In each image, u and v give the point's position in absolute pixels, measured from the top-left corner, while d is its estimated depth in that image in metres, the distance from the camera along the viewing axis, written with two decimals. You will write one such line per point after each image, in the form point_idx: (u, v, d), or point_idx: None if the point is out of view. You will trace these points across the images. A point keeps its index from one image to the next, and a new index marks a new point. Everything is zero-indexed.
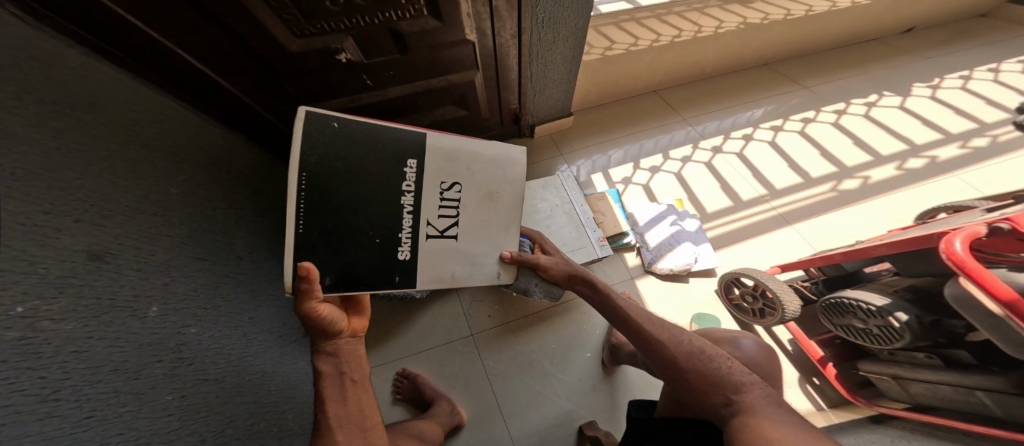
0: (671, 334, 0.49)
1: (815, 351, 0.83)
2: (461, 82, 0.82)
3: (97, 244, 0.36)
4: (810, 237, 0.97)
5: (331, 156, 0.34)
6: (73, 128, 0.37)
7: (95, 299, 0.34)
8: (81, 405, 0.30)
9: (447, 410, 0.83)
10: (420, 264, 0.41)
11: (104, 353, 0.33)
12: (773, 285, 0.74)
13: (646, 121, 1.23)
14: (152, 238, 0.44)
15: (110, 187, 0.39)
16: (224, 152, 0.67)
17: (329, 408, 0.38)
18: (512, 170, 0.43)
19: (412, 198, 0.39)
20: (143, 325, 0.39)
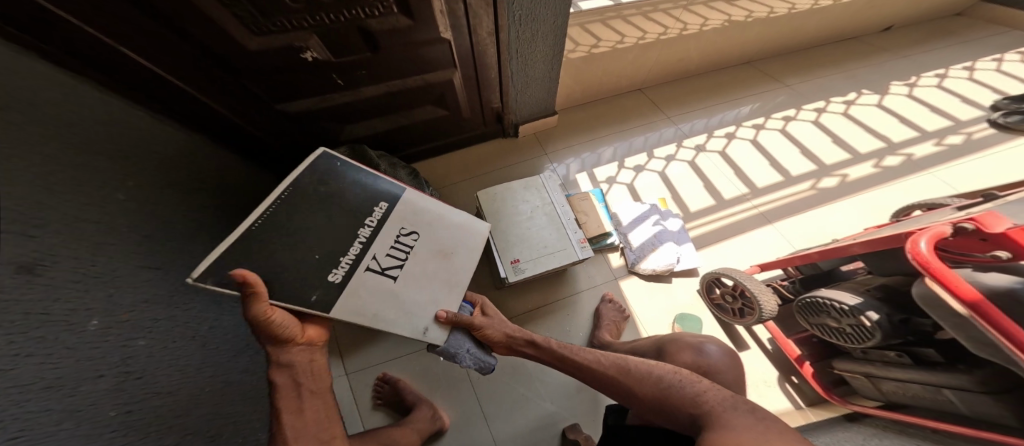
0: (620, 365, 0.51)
1: (793, 350, 0.85)
2: (439, 81, 0.80)
3: (29, 255, 0.34)
4: (790, 236, 0.98)
5: (320, 187, 0.45)
6: (8, 131, 0.35)
7: (24, 314, 0.32)
8: (5, 427, 0.28)
9: (427, 416, 0.82)
10: (348, 292, 0.39)
11: (33, 373, 0.32)
12: (751, 285, 0.75)
13: (631, 120, 1.22)
14: (89, 246, 0.42)
15: (43, 195, 0.37)
16: (183, 154, 0.64)
17: (284, 422, 0.36)
18: (472, 238, 0.53)
19: (369, 232, 0.45)
20: (79, 339, 0.37)
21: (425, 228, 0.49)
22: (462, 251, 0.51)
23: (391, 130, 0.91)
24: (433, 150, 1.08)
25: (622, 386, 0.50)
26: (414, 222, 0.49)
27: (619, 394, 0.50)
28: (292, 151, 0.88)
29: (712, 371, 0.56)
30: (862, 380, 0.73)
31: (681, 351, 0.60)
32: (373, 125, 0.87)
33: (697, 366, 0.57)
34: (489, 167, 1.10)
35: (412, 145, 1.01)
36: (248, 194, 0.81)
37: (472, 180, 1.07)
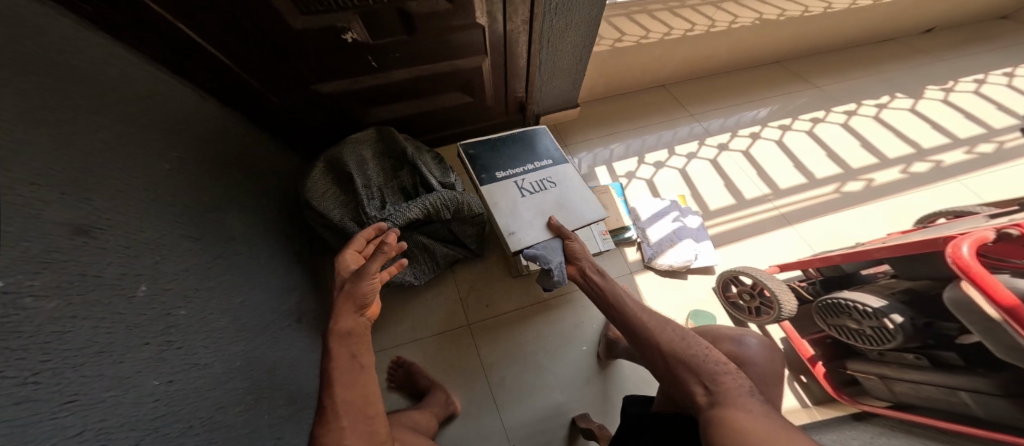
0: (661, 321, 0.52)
1: (806, 350, 0.85)
2: (467, 67, 0.80)
3: (82, 219, 0.36)
4: (809, 238, 0.98)
5: (526, 140, 0.88)
6: (52, 100, 0.36)
7: (80, 276, 0.34)
8: (62, 391, 0.29)
9: (441, 401, 0.83)
10: (502, 182, 0.78)
11: (87, 334, 0.33)
12: (771, 284, 0.76)
13: (653, 116, 1.22)
14: (136, 215, 0.43)
15: (88, 161, 0.38)
16: (218, 131, 0.65)
17: (335, 396, 0.36)
18: (587, 212, 0.75)
19: (530, 169, 0.81)
20: (129, 305, 0.38)
21: (561, 190, 0.78)
22: (575, 213, 0.74)
23: (415, 116, 0.91)
24: (454, 137, 1.08)
25: (649, 341, 0.50)
26: (560, 184, 0.79)
27: (641, 345, 0.51)
28: (320, 133, 0.89)
29: (750, 363, 0.57)
30: (873, 379, 0.73)
31: (719, 341, 0.62)
32: (398, 110, 0.87)
33: (731, 356, 0.58)
34: None
35: (434, 131, 1.01)
36: (277, 173, 0.83)
37: None
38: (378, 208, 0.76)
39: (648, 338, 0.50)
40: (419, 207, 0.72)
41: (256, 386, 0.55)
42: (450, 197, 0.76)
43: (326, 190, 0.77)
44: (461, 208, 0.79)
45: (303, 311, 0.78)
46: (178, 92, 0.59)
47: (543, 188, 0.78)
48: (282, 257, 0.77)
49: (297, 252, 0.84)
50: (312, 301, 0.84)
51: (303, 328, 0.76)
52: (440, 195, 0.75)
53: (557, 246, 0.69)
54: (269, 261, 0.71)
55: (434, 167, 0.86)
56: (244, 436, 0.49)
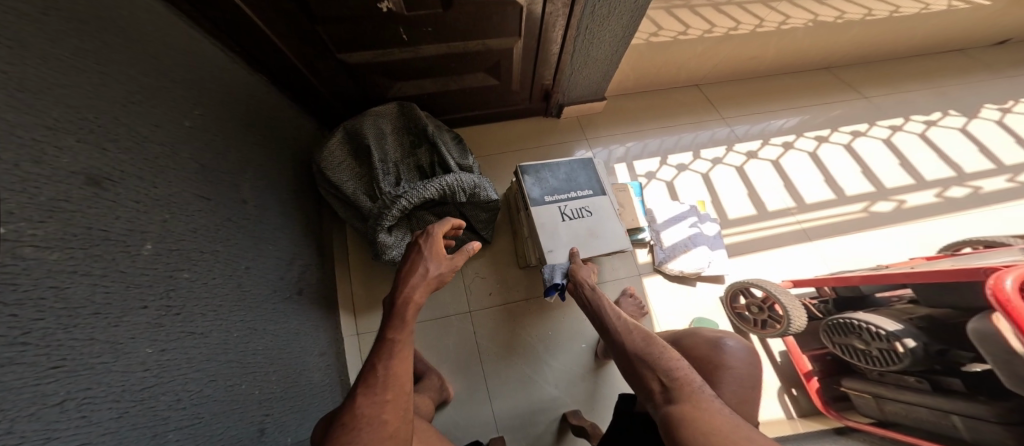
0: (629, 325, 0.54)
1: (804, 366, 0.85)
2: (498, 48, 0.76)
3: (97, 168, 0.35)
4: (829, 255, 0.97)
5: (572, 167, 0.85)
6: (64, 42, 0.34)
7: (88, 229, 0.33)
8: (49, 354, 0.28)
9: (436, 386, 0.83)
10: (540, 206, 0.78)
11: (86, 292, 0.32)
12: (784, 299, 0.76)
13: (682, 116, 1.19)
14: (151, 168, 0.42)
15: (104, 112, 0.37)
16: (240, 90, 0.63)
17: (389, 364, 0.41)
18: (613, 244, 0.77)
19: (570, 197, 0.80)
20: (133, 264, 0.37)
21: (596, 220, 0.79)
22: (604, 245, 0.76)
23: (440, 93, 0.88)
24: (476, 119, 1.05)
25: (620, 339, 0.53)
26: (598, 213, 0.80)
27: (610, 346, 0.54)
28: (342, 103, 0.87)
29: (727, 367, 0.54)
30: (867, 398, 0.74)
31: (696, 346, 0.59)
32: (422, 86, 0.84)
33: (708, 360, 0.55)
34: (530, 144, 1.08)
35: (457, 110, 0.99)
36: (295, 140, 0.81)
37: (511, 154, 1.05)
38: (392, 184, 0.75)
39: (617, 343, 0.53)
40: (435, 188, 0.70)
41: (254, 357, 0.55)
42: (469, 181, 0.73)
43: (341, 160, 0.76)
44: (478, 193, 0.76)
45: (305, 283, 0.77)
46: (199, 44, 0.56)
47: (580, 216, 0.79)
48: (293, 227, 0.76)
49: (306, 222, 0.82)
50: (319, 273, 0.84)
51: (305, 301, 0.75)
52: (459, 177, 0.73)
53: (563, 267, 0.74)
54: (280, 229, 0.70)
55: (453, 148, 0.83)
56: (235, 411, 0.48)
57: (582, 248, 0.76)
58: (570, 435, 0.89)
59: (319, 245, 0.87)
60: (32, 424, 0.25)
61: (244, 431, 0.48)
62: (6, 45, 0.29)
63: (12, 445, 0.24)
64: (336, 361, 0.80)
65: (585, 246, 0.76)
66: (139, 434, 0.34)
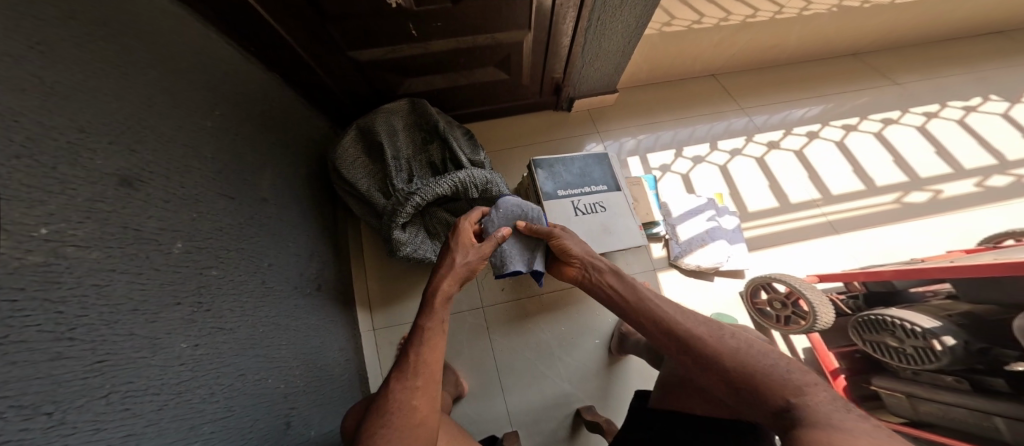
0: (691, 318, 0.45)
1: (830, 363, 0.81)
2: (508, 42, 0.76)
3: (128, 169, 0.36)
4: (858, 249, 0.92)
5: (586, 162, 0.83)
6: (91, 51, 0.36)
7: (123, 227, 0.34)
8: (94, 349, 0.29)
9: (452, 381, 0.84)
10: (554, 201, 0.77)
11: (125, 289, 0.33)
12: (809, 294, 0.73)
13: (697, 107, 1.16)
14: (176, 169, 0.43)
15: (132, 117, 0.38)
16: (257, 93, 0.65)
17: (425, 348, 0.43)
18: (627, 240, 0.76)
19: (584, 192, 0.79)
20: (165, 261, 0.39)
21: (610, 216, 0.78)
22: (617, 241, 0.76)
23: (449, 89, 0.88)
24: (486, 114, 1.05)
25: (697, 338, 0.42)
26: (612, 208, 0.79)
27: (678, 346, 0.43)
28: (353, 102, 0.88)
29: None
30: (898, 397, 0.69)
31: None
32: (432, 82, 0.84)
33: None
34: (540, 138, 1.07)
35: (466, 106, 0.99)
36: (309, 138, 0.83)
37: (521, 149, 1.05)
38: (404, 181, 0.76)
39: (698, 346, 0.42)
40: (447, 184, 0.70)
41: (279, 351, 0.57)
42: (480, 176, 0.73)
43: (355, 157, 0.77)
44: (489, 189, 0.75)
45: (323, 280, 0.79)
46: (218, 49, 0.58)
47: (594, 211, 0.78)
48: (311, 224, 0.78)
49: (323, 220, 0.84)
50: (336, 269, 0.85)
51: (324, 297, 0.77)
52: (471, 173, 0.73)
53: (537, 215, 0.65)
54: (299, 227, 0.72)
55: (464, 144, 0.83)
56: (263, 404, 0.49)
57: (594, 243, 0.75)
58: (584, 431, 0.89)
59: (334, 243, 0.89)
60: (80, 416, 0.27)
61: (272, 425, 0.50)
62: (42, 52, 0.30)
63: (65, 434, 0.25)
64: (354, 355, 0.82)
65: (598, 241, 0.75)
66: (177, 426, 0.35)
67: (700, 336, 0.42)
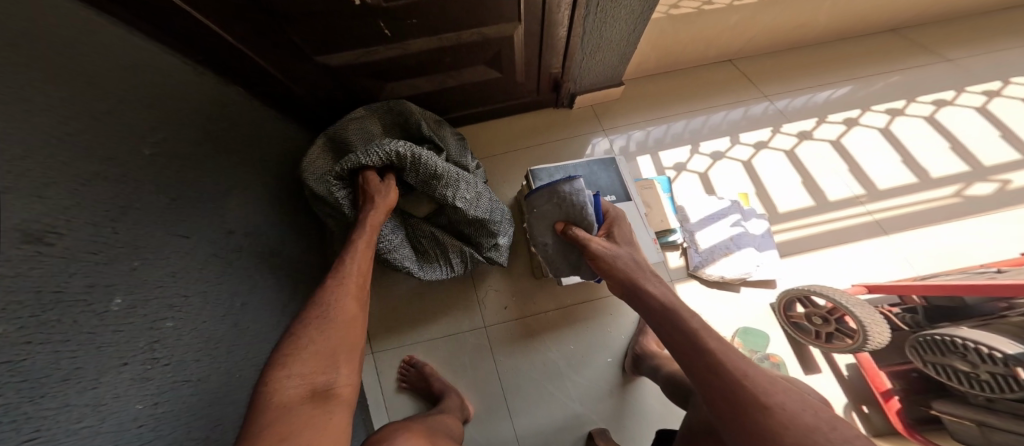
0: (753, 372, 0.33)
1: (880, 383, 0.71)
2: (497, 37, 0.68)
3: (44, 217, 0.27)
4: (911, 252, 0.81)
5: (590, 169, 0.77)
6: (13, 59, 0.27)
7: (36, 292, 0.26)
8: (19, 428, 0.22)
9: (458, 404, 0.78)
10: None
11: (51, 360, 0.26)
12: (858, 313, 0.62)
13: (714, 96, 1.04)
14: (130, 213, 0.37)
15: (54, 140, 0.29)
16: (223, 110, 0.59)
17: (337, 295, 0.45)
18: None
19: None
20: (101, 323, 0.31)
21: None
22: None
23: (435, 92, 0.80)
24: (479, 116, 0.97)
25: (749, 398, 0.30)
26: None
27: (727, 412, 0.31)
28: (331, 110, 0.82)
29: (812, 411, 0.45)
30: (969, 426, 0.59)
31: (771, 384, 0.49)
32: (417, 85, 0.77)
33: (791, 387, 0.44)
34: (540, 140, 0.98)
35: (457, 109, 0.90)
36: (285, 153, 0.76)
37: (519, 153, 0.96)
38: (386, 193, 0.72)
39: (751, 422, 0.29)
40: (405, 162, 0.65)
41: None
42: (428, 161, 0.65)
43: (316, 159, 0.70)
44: (435, 178, 0.66)
45: None
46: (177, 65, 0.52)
47: None
48: (291, 250, 0.71)
49: (305, 243, 0.78)
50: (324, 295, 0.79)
51: None
52: (414, 150, 0.65)
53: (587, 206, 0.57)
54: (276, 254, 0.66)
55: (454, 144, 0.79)
56: None
57: None
58: None
59: (321, 267, 0.83)
60: None
61: None
62: None
63: None
64: None
65: None
66: None
67: (753, 394, 0.31)
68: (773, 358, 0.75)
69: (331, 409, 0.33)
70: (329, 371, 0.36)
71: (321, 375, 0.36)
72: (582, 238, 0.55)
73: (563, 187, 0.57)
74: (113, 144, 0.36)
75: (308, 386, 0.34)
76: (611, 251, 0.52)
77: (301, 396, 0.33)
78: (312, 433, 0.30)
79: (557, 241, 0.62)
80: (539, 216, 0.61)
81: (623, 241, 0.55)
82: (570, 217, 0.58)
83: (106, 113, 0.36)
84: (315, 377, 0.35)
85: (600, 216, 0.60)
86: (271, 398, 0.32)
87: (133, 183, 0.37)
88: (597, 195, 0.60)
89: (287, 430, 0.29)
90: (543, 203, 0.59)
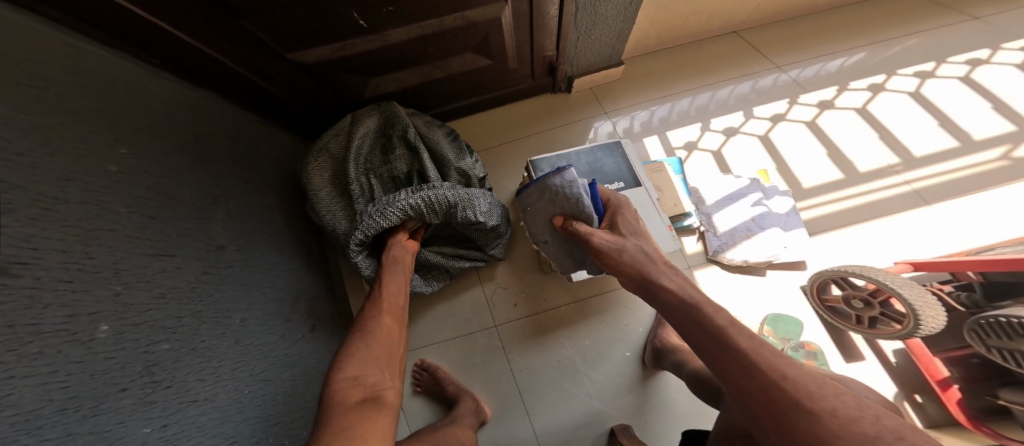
0: (794, 373, 0.27)
1: (936, 371, 0.64)
2: (483, 21, 0.64)
3: (14, 246, 0.24)
4: (957, 224, 0.73)
5: (593, 156, 0.72)
6: None
7: (8, 326, 0.22)
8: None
9: (472, 408, 0.74)
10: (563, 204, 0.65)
11: (34, 395, 0.23)
12: (908, 294, 0.55)
13: (720, 70, 0.97)
14: (118, 231, 0.36)
15: (30, 160, 0.28)
16: (204, 119, 0.57)
17: (375, 316, 0.50)
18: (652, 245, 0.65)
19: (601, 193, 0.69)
20: (89, 351, 0.28)
21: None
22: None
23: (422, 85, 0.77)
24: (472, 108, 0.93)
25: (790, 401, 0.25)
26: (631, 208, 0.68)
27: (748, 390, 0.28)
28: (309, 107, 0.79)
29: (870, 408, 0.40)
30: None
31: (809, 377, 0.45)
32: (402, 78, 0.74)
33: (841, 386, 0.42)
34: (539, 129, 0.93)
35: (448, 101, 0.87)
36: (272, 159, 0.74)
37: (517, 144, 0.92)
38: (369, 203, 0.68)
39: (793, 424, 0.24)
40: (396, 213, 0.62)
41: (272, 408, 0.51)
42: (441, 199, 0.63)
43: (326, 189, 0.70)
44: (455, 212, 0.65)
45: (315, 319, 0.71)
46: (156, 79, 0.51)
47: None
48: (288, 257, 0.69)
49: (303, 249, 0.76)
50: (326, 304, 0.77)
51: (320, 337, 0.70)
52: (427, 196, 0.63)
53: (585, 198, 0.51)
54: (273, 264, 0.64)
55: (448, 148, 0.76)
56: None
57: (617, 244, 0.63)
58: None
59: (322, 275, 0.81)
60: None
61: None
62: None
63: None
64: None
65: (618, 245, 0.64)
66: None
67: (794, 397, 0.25)
68: (808, 346, 0.69)
69: (380, 407, 0.36)
70: (378, 374, 0.41)
71: (370, 377, 0.40)
72: (582, 233, 0.50)
73: (553, 180, 0.52)
74: (80, 156, 0.34)
75: (361, 387, 0.38)
76: (616, 244, 0.48)
77: (355, 399, 0.37)
78: (367, 427, 0.33)
79: (558, 238, 0.59)
80: (534, 213, 0.57)
81: (628, 232, 0.50)
82: (567, 211, 0.53)
83: (69, 122, 0.34)
84: (366, 381, 0.39)
85: (601, 207, 0.55)
86: (334, 402, 0.36)
87: (105, 196, 0.35)
88: (592, 184, 0.55)
89: (347, 424, 0.32)
90: (535, 201, 0.55)
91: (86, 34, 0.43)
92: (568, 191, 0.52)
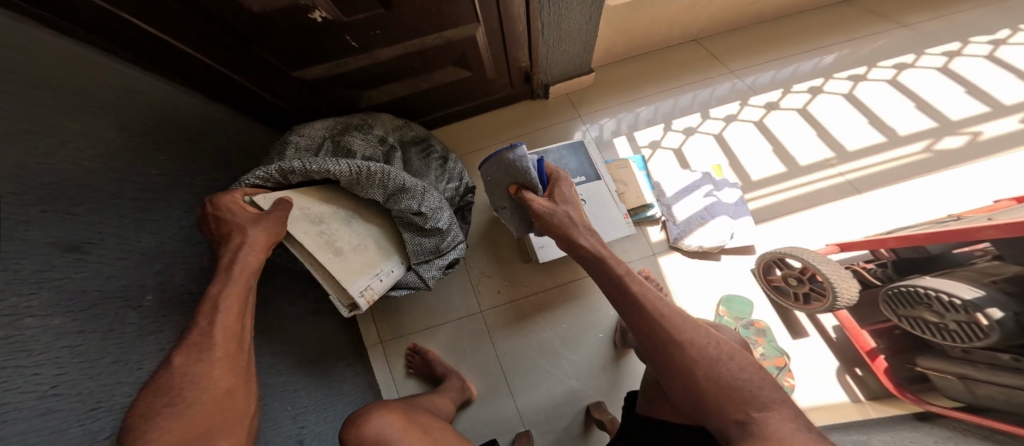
0: (671, 312, 0.40)
1: (864, 342, 0.72)
2: (460, 39, 0.73)
3: (82, 233, 0.33)
4: (883, 211, 0.82)
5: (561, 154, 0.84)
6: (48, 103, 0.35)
7: (81, 291, 0.31)
8: (84, 399, 0.28)
9: (458, 386, 0.83)
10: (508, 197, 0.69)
11: (98, 346, 0.31)
12: (825, 270, 0.64)
13: (683, 76, 1.06)
14: (160, 223, 0.45)
15: (93, 169, 0.37)
16: (218, 130, 0.66)
17: (200, 338, 0.31)
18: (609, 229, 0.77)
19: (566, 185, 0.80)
20: (140, 315, 0.36)
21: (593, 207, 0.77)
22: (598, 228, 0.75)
23: (409, 95, 0.87)
24: (456, 115, 1.02)
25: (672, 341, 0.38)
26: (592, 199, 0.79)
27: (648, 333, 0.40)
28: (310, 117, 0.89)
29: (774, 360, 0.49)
30: (951, 380, 0.59)
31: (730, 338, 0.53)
32: (393, 90, 0.83)
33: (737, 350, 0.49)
34: (519, 132, 1.02)
35: (434, 109, 0.96)
36: None
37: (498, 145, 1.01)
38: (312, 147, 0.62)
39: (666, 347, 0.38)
40: (348, 166, 0.54)
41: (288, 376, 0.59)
42: (398, 180, 0.59)
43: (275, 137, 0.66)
44: (399, 197, 0.62)
45: (315, 305, 0.79)
46: (180, 98, 0.60)
47: None
48: None
49: None
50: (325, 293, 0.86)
51: (322, 321, 0.79)
52: (387, 169, 0.58)
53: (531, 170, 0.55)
54: None
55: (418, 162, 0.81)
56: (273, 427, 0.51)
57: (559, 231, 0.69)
58: (594, 428, 0.86)
59: None
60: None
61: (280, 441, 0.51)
62: None
63: None
64: (362, 372, 0.85)
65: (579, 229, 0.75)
66: None
67: (671, 332, 0.38)
68: (758, 323, 0.78)
69: None
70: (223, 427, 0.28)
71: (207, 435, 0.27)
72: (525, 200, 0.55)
73: (507, 155, 0.55)
74: (129, 163, 0.43)
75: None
76: (551, 212, 0.52)
77: None
78: None
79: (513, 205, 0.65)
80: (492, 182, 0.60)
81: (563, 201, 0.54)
82: (520, 181, 0.57)
83: (120, 138, 0.43)
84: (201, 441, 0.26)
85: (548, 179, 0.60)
86: None
87: (149, 195, 0.44)
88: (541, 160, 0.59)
89: None
90: (493, 171, 0.58)
91: (124, 58, 0.51)
92: (519, 163, 0.55)
